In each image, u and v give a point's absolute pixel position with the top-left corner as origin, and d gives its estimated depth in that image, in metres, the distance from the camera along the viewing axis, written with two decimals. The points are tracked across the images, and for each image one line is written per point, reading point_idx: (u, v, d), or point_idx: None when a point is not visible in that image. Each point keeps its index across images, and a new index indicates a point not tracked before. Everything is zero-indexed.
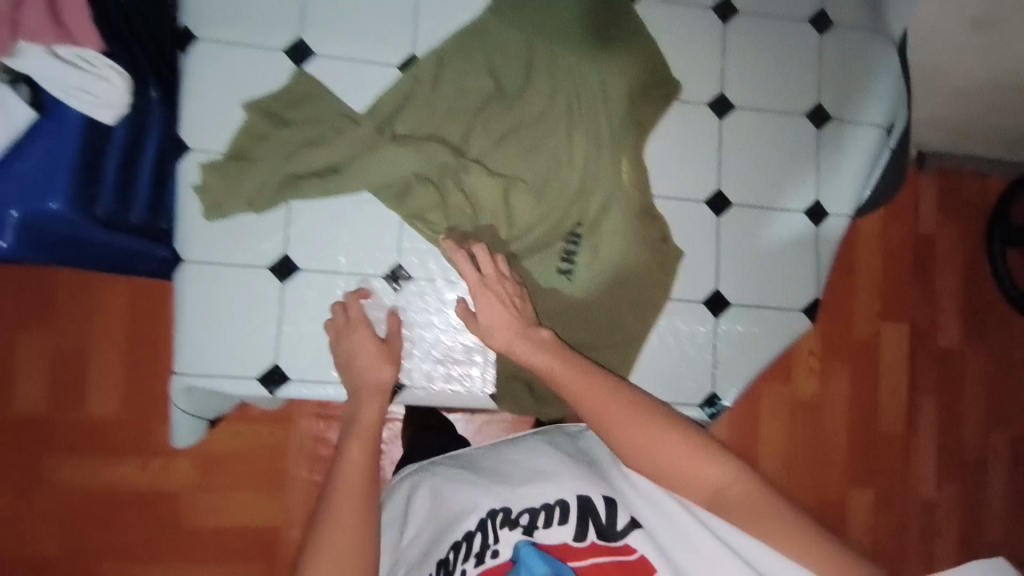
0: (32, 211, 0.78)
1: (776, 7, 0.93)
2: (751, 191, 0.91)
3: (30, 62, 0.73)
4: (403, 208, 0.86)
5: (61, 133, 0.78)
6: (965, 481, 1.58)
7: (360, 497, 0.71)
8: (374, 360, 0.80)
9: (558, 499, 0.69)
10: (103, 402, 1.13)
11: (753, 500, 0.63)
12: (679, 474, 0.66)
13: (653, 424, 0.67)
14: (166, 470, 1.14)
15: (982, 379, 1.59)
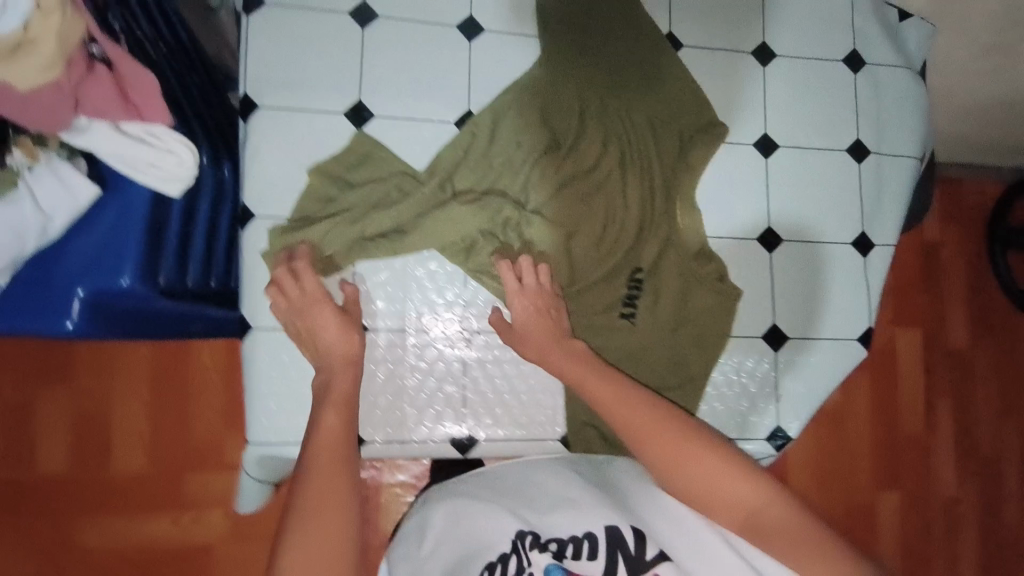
0: (98, 288, 0.77)
1: (810, 49, 0.97)
2: (799, 226, 0.94)
3: (96, 139, 0.71)
4: (469, 263, 0.87)
5: (127, 208, 0.78)
6: (982, 478, 1.61)
7: (340, 471, 0.65)
8: (339, 333, 0.77)
9: (586, 532, 0.67)
10: (128, 457, 1.14)
11: (793, 524, 0.59)
12: (714, 495, 0.63)
13: (685, 442, 0.65)
14: (198, 523, 1.15)
15: (990, 378, 1.63)
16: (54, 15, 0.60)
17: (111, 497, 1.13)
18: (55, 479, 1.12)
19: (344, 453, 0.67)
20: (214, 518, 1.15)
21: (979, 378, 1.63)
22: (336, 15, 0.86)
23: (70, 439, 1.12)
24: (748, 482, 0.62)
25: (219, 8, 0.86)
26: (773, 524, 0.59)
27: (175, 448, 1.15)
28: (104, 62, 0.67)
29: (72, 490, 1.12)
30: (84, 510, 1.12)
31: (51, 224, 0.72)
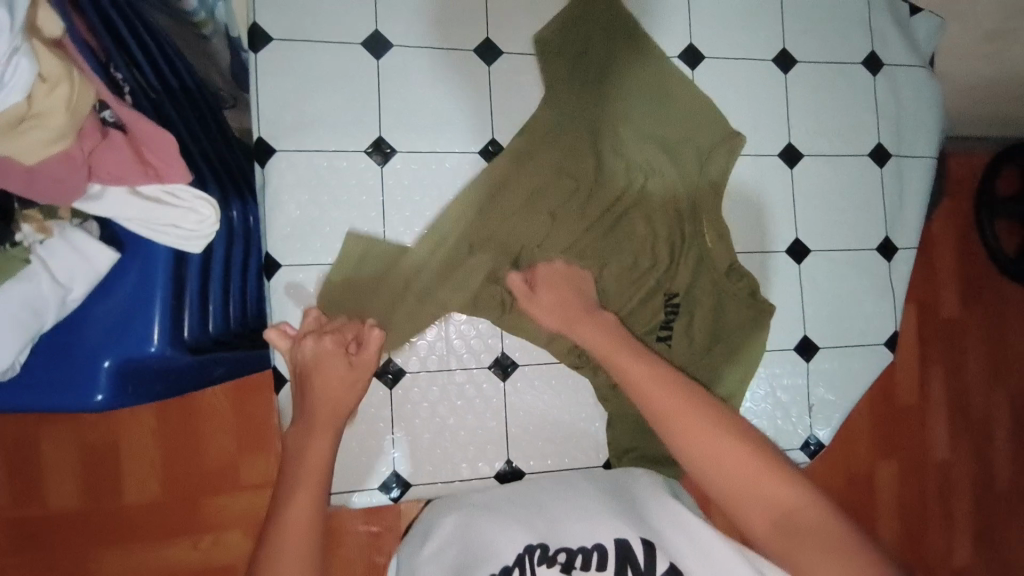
0: (125, 358, 0.72)
1: (831, 53, 0.95)
2: (826, 235, 0.94)
3: (114, 204, 0.66)
4: (502, 316, 0.84)
5: (148, 268, 0.72)
6: (978, 442, 1.43)
7: (321, 485, 0.61)
8: (335, 386, 0.68)
9: (596, 542, 0.59)
10: (141, 487, 0.97)
11: (833, 532, 0.47)
12: (745, 491, 0.51)
13: (716, 427, 0.54)
14: (219, 546, 0.99)
15: (984, 338, 1.44)
16: (61, 85, 0.54)
17: (123, 533, 0.97)
18: (61, 519, 0.95)
19: (329, 468, 0.63)
20: (235, 540, 1.00)
21: (972, 344, 1.43)
22: (351, 47, 0.82)
23: (76, 476, 0.95)
24: (786, 482, 0.51)
25: (211, 34, 0.75)
26: (815, 535, 0.47)
27: (188, 476, 0.98)
28: (118, 126, 0.64)
29: (83, 528, 0.95)
30: (97, 547, 0.96)
31: (70, 295, 0.68)
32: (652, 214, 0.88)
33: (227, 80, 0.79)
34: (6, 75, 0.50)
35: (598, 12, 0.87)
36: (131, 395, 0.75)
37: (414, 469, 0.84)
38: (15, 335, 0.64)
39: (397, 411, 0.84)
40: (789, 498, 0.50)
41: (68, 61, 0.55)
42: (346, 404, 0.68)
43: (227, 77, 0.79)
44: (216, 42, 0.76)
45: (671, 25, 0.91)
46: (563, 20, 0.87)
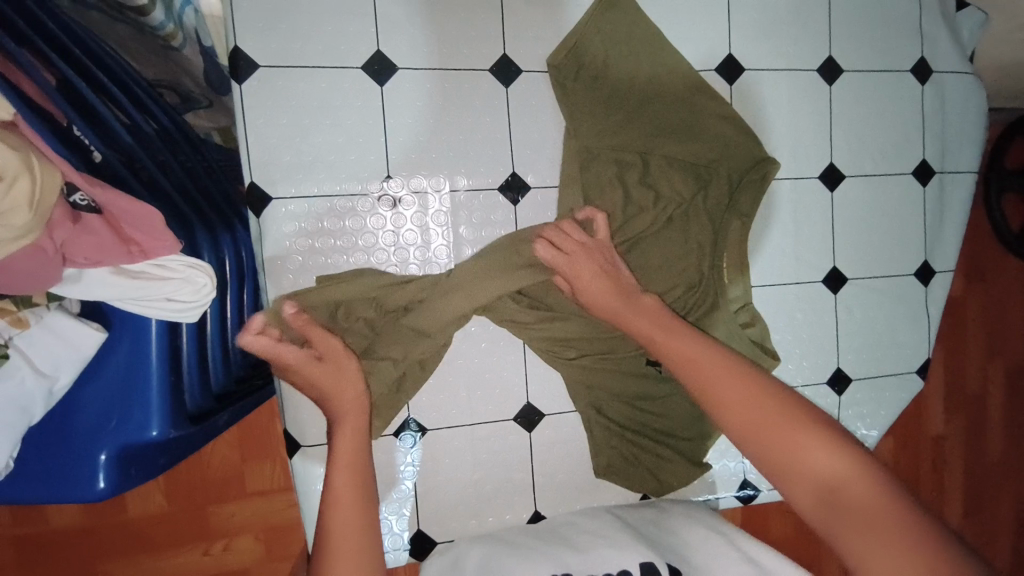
0: (124, 445, 0.65)
1: (879, 59, 0.87)
2: (864, 262, 0.89)
3: (93, 287, 0.58)
4: (540, 348, 0.79)
5: (140, 346, 0.65)
6: (969, 420, 1.28)
7: (358, 476, 0.60)
8: (326, 373, 0.64)
9: (621, 569, 0.67)
10: (145, 497, 0.92)
11: (879, 507, 0.46)
12: (786, 458, 0.50)
13: (757, 397, 0.53)
14: (229, 550, 0.96)
15: (985, 315, 1.29)
16: (20, 181, 0.46)
17: (133, 542, 0.93)
18: (69, 531, 0.92)
19: (363, 451, 0.61)
20: (245, 545, 0.96)
21: (971, 323, 1.28)
22: (352, 73, 0.73)
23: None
24: (827, 451, 0.49)
25: (181, 44, 0.63)
26: (858, 509, 0.46)
27: (193, 485, 0.93)
28: (91, 208, 0.55)
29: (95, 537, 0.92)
30: (109, 556, 0.93)
31: (57, 384, 0.61)
32: (672, 251, 0.81)
33: (206, 87, 0.68)
34: None
35: (616, 30, 0.77)
36: (134, 476, 0.69)
37: (439, 526, 0.81)
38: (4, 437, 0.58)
39: (420, 470, 0.79)
40: (839, 471, 0.48)
41: (23, 149, 0.47)
42: (353, 387, 0.64)
43: (203, 82, 0.68)
44: (189, 51, 0.65)
45: (708, 33, 0.81)
46: (579, 42, 0.76)
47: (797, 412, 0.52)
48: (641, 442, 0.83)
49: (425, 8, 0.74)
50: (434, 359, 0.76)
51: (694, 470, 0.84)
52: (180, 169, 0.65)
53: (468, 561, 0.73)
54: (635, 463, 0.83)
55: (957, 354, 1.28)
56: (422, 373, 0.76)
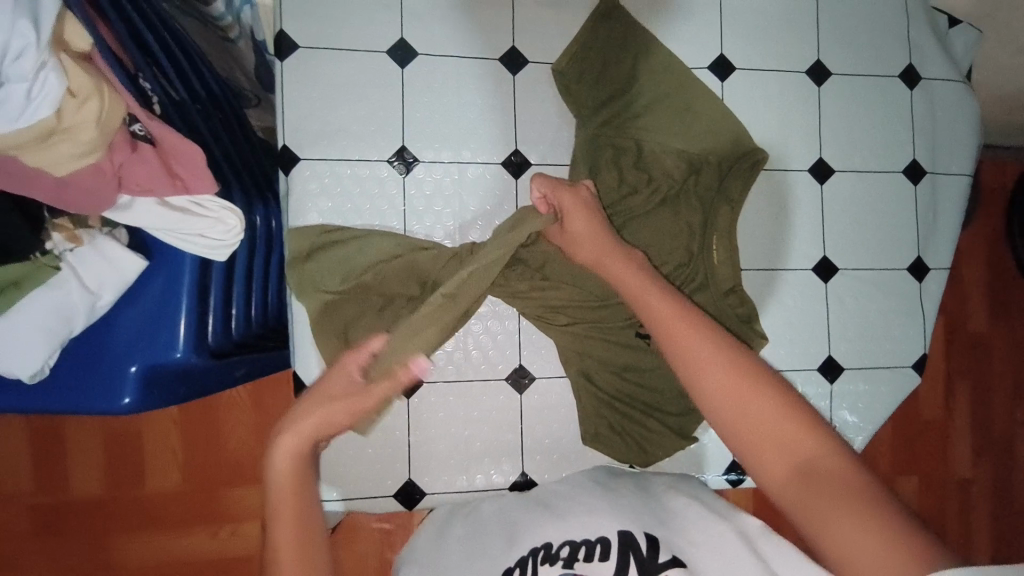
0: (151, 363, 0.72)
1: (867, 64, 0.93)
2: (853, 253, 0.92)
3: (141, 214, 0.67)
4: (535, 313, 0.84)
5: (175, 277, 0.73)
6: (1001, 460, 1.36)
7: (300, 478, 0.50)
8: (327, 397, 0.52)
9: (600, 536, 0.62)
10: (163, 474, 1.07)
11: (853, 487, 0.41)
12: (762, 432, 0.45)
13: (741, 373, 0.47)
14: (237, 536, 1.08)
15: (1012, 358, 1.37)
16: (90, 100, 0.56)
17: (145, 516, 1.07)
18: (88, 501, 1.06)
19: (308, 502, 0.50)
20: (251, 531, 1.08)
21: (1004, 363, 1.37)
22: (379, 56, 0.83)
23: (103, 462, 1.06)
24: (806, 431, 0.44)
25: (237, 37, 0.79)
26: (833, 484, 0.41)
27: (208, 464, 1.08)
28: (147, 139, 0.63)
29: (111, 511, 1.06)
30: (122, 528, 1.06)
31: (98, 302, 0.69)
32: (662, 232, 0.86)
33: (252, 81, 0.85)
34: (35, 90, 0.51)
35: (613, 37, 0.85)
36: (157, 400, 0.74)
37: (429, 479, 0.86)
38: (45, 342, 0.66)
39: (415, 421, 0.85)
40: (807, 443, 0.44)
41: (96, 77, 0.57)
42: (342, 420, 0.52)
43: (252, 76, 0.85)
44: (242, 46, 0.81)
45: (701, 35, 0.89)
46: (582, 46, 0.84)
47: (775, 389, 0.46)
48: (627, 412, 0.86)
49: (447, 3, 0.85)
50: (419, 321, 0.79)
51: (681, 442, 0.87)
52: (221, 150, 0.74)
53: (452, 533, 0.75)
54: (620, 431, 0.87)
55: (986, 393, 1.35)
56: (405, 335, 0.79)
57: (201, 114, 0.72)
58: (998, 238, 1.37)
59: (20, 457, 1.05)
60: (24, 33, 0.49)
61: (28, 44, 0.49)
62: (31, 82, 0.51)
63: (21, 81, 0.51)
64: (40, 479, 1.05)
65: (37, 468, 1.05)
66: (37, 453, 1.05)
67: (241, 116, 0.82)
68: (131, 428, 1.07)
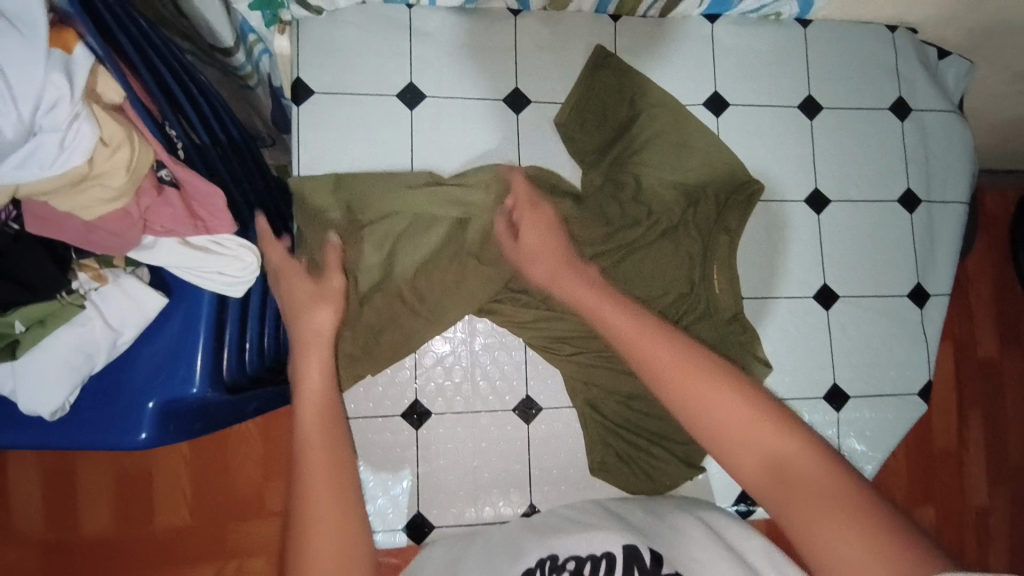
0: (168, 399, 0.74)
1: (857, 99, 0.96)
2: (853, 280, 0.94)
3: (162, 254, 0.69)
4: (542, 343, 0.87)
5: (195, 315, 0.75)
6: (1016, 486, 1.34)
7: (327, 413, 0.51)
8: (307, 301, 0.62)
9: (604, 550, 0.64)
10: (172, 511, 1.08)
11: (824, 482, 0.42)
12: (735, 436, 0.45)
13: (707, 375, 0.47)
14: (244, 569, 1.08)
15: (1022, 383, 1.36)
16: (122, 148, 0.59)
17: (153, 553, 1.07)
18: (98, 538, 1.06)
19: (334, 419, 0.51)
20: (258, 565, 1.08)
21: (1014, 387, 1.36)
22: (389, 100, 0.87)
23: (112, 499, 1.07)
24: (773, 429, 0.45)
25: (256, 84, 0.85)
26: (809, 486, 0.42)
27: (218, 499, 1.09)
28: (173, 183, 0.67)
29: (120, 545, 1.07)
30: (130, 563, 1.07)
31: (120, 339, 0.71)
32: (664, 262, 0.88)
33: (267, 123, 0.93)
34: (68, 139, 0.55)
35: (609, 83, 0.90)
36: (172, 434, 0.76)
37: (438, 510, 0.86)
38: (68, 377, 0.68)
39: (424, 452, 0.86)
40: (776, 444, 0.44)
41: (129, 128, 0.61)
42: (328, 320, 0.60)
43: (269, 122, 0.93)
44: (260, 91, 0.87)
45: (695, 76, 0.94)
46: (578, 99, 0.90)
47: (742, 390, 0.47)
48: (634, 441, 0.88)
49: (452, 49, 0.89)
50: (420, 323, 0.84)
51: (691, 471, 0.87)
52: (240, 194, 0.77)
53: (462, 548, 0.76)
54: (626, 460, 0.87)
55: (997, 418, 1.34)
56: (398, 338, 0.83)
57: (221, 159, 0.76)
58: (1001, 263, 1.37)
59: (32, 494, 1.06)
60: (59, 85, 0.53)
61: (63, 96, 0.54)
62: (65, 131, 0.55)
63: (55, 130, 0.54)
64: (50, 516, 1.06)
65: (48, 503, 1.06)
66: (48, 490, 1.06)
67: (259, 158, 0.88)
68: (141, 463, 1.08)
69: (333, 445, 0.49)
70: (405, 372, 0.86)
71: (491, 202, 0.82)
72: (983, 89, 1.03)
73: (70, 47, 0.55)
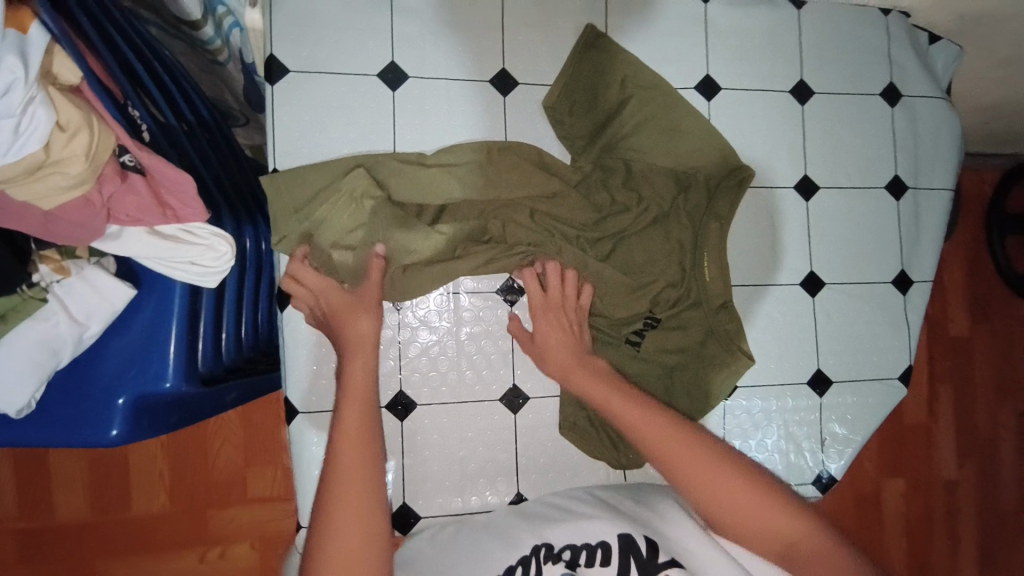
0: (140, 394, 0.70)
1: (849, 83, 0.95)
2: (839, 268, 0.94)
3: (129, 244, 0.66)
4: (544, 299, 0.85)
5: (166, 306, 0.72)
6: (982, 463, 1.38)
7: (362, 426, 0.63)
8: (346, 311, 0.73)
9: (600, 540, 0.65)
10: (150, 497, 1.05)
11: (833, 562, 0.54)
12: (750, 526, 0.57)
13: (733, 477, 0.58)
14: (227, 557, 1.07)
15: (992, 362, 1.40)
16: (80, 134, 0.55)
17: (135, 542, 1.05)
18: (72, 527, 1.04)
19: (367, 447, 0.61)
20: (243, 551, 1.07)
21: (985, 369, 1.39)
22: (369, 79, 0.83)
23: (86, 486, 1.04)
24: (782, 515, 0.57)
25: (226, 60, 0.80)
26: (812, 560, 0.55)
27: (196, 485, 1.06)
28: (137, 169, 0.63)
29: (96, 534, 1.04)
30: (108, 551, 1.05)
31: (87, 333, 0.67)
32: (653, 250, 0.87)
33: (241, 103, 0.91)
34: (23, 125, 0.51)
35: (599, 65, 0.87)
36: (146, 429, 0.72)
37: (424, 501, 0.85)
38: (31, 378, 0.64)
39: (410, 443, 0.85)
40: (789, 528, 0.57)
41: (87, 110, 0.56)
42: (367, 330, 0.71)
43: (241, 99, 0.90)
44: (231, 68, 0.82)
45: (687, 57, 0.91)
46: (569, 81, 0.86)
47: (754, 485, 0.58)
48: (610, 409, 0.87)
49: (436, 25, 0.85)
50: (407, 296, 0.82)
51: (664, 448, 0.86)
52: (213, 181, 0.74)
53: (455, 536, 0.75)
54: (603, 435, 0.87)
55: (967, 397, 1.38)
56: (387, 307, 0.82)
57: (190, 142, 0.72)
58: (977, 249, 1.40)
59: (3, 485, 1.03)
60: (11, 69, 0.48)
61: (16, 79, 0.49)
62: (19, 117, 0.51)
63: (8, 116, 0.50)
64: (22, 503, 1.03)
65: (19, 492, 1.03)
66: (21, 480, 1.03)
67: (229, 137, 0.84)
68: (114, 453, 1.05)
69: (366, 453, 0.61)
70: (390, 362, 0.84)
71: (476, 183, 0.83)
72: (971, 74, 1.03)
73: (25, 26, 0.50)
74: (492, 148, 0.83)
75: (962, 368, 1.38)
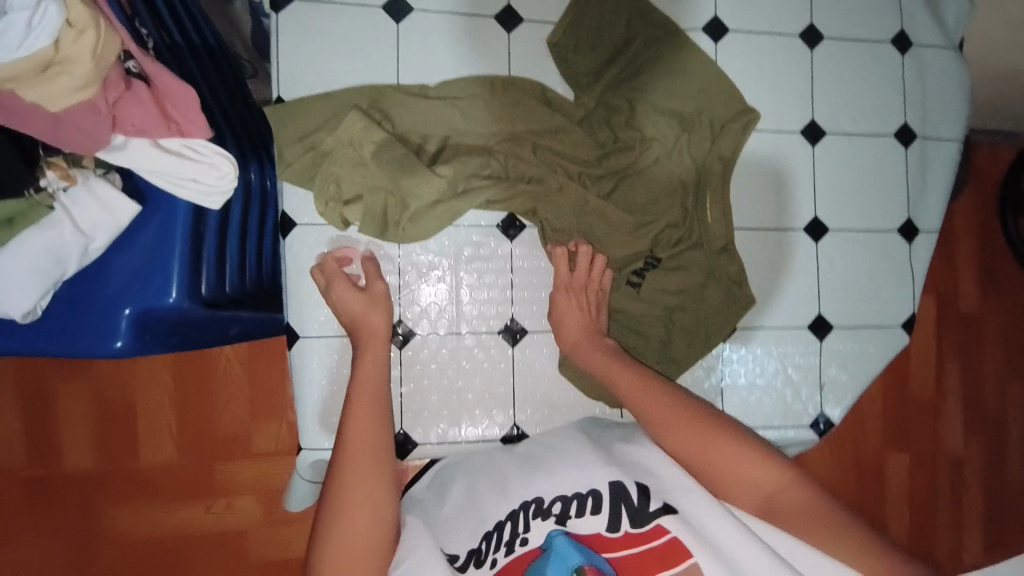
0: (143, 308, 0.72)
1: (858, 28, 0.94)
2: (843, 214, 0.93)
3: (135, 155, 0.67)
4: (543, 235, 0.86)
5: (169, 224, 0.73)
6: (989, 436, 1.37)
7: (374, 401, 0.70)
8: (362, 310, 0.76)
9: (591, 488, 0.64)
10: (156, 450, 1.07)
11: (809, 509, 0.58)
12: (729, 476, 0.62)
13: (710, 436, 0.64)
14: (231, 508, 1.09)
15: (1002, 335, 1.38)
16: (87, 32, 0.56)
17: (142, 490, 1.07)
18: (81, 475, 1.06)
19: (377, 421, 0.69)
20: (246, 504, 1.09)
21: (995, 341, 1.38)
22: (374, 10, 0.83)
23: (95, 434, 1.06)
24: (761, 466, 0.62)
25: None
26: (787, 508, 0.59)
27: (203, 438, 1.08)
28: (140, 77, 0.64)
29: (105, 482, 1.07)
30: (117, 498, 1.07)
31: (92, 245, 0.68)
32: (655, 189, 0.87)
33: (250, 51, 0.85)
34: (35, 20, 0.53)
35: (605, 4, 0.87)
36: (148, 344, 0.75)
37: (421, 430, 0.86)
38: (35, 284, 0.66)
39: (408, 373, 0.86)
40: (767, 480, 0.61)
41: (94, 11, 0.57)
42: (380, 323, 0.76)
43: (249, 46, 0.85)
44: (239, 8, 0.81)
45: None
46: (574, 19, 0.86)
47: (736, 440, 0.64)
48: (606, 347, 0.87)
49: None
50: (407, 225, 0.82)
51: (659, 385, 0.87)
52: (216, 103, 0.74)
53: (451, 494, 0.74)
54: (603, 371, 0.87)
55: (975, 367, 1.36)
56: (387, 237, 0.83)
57: (196, 62, 0.73)
58: (988, 218, 1.38)
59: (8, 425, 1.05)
60: None
61: None
62: (32, 11, 0.53)
63: (22, 10, 0.53)
64: (32, 449, 1.05)
65: (29, 437, 1.05)
66: (27, 424, 1.05)
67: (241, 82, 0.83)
68: (122, 404, 1.07)
69: (376, 423, 0.69)
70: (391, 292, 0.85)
71: (478, 117, 0.84)
72: None
73: None
74: (495, 82, 0.85)
75: (971, 339, 1.37)
